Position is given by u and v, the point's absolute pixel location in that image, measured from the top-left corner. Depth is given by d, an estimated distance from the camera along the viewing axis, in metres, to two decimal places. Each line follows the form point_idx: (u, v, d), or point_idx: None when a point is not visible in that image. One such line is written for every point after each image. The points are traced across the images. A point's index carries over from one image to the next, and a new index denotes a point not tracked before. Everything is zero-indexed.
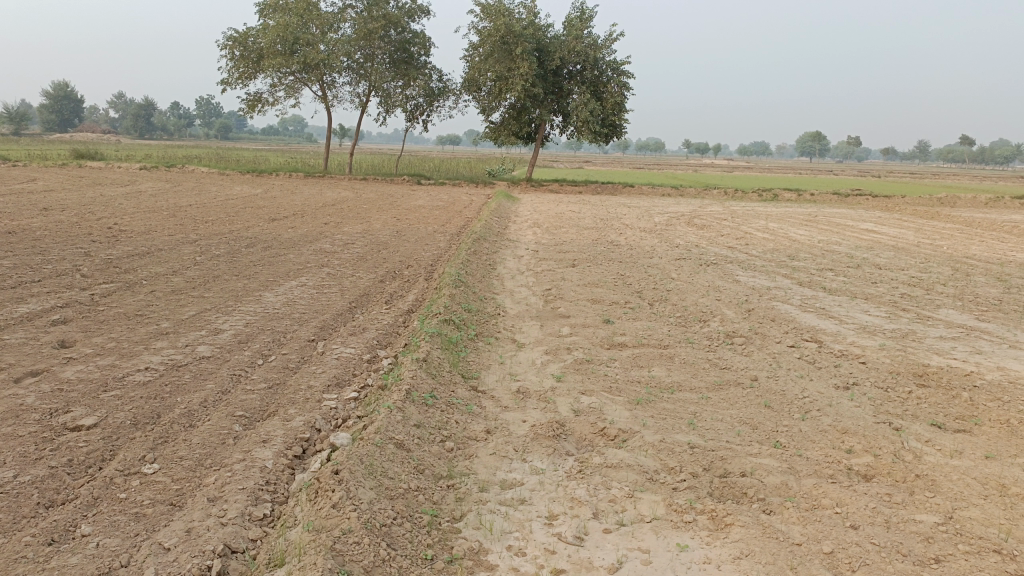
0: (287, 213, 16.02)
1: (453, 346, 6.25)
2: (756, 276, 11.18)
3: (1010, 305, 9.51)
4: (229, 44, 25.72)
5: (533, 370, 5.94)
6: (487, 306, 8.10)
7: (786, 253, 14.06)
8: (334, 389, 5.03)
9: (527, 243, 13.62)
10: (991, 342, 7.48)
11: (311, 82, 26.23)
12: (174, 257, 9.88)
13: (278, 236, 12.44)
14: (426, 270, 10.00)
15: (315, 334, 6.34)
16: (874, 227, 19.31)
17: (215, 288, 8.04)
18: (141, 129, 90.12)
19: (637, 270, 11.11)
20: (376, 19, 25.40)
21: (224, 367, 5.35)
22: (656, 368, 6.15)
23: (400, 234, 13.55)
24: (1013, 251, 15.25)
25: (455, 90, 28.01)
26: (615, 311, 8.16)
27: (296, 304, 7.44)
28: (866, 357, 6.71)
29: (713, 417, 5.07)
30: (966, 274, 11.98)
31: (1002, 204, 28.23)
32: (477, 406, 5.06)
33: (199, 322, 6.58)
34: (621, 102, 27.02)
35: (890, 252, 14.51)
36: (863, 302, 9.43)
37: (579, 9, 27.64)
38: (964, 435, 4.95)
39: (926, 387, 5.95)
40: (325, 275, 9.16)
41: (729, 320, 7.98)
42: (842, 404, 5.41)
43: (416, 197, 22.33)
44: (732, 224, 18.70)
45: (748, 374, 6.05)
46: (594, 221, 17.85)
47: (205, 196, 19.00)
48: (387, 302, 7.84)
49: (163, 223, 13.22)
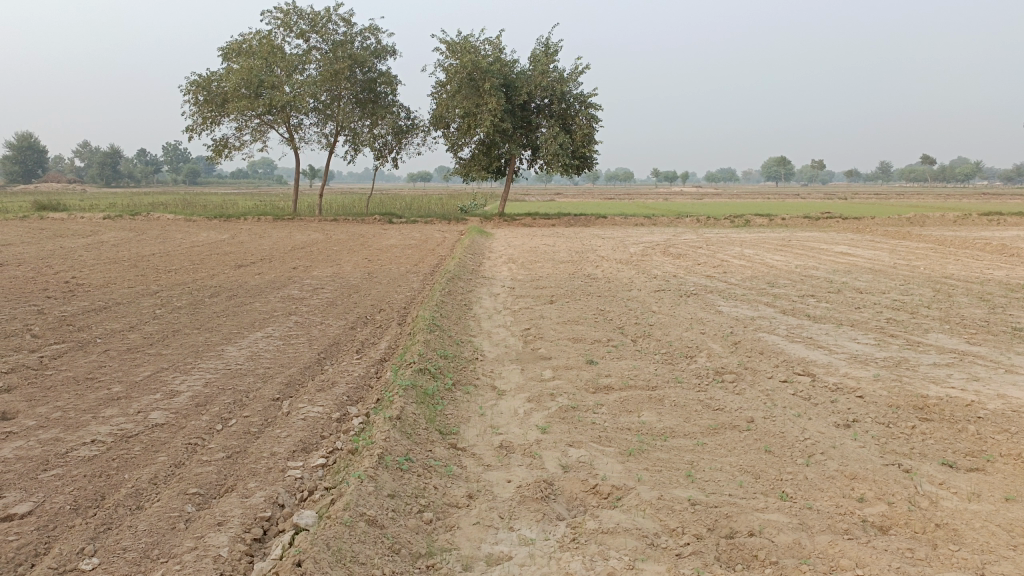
0: (254, 258, 15.57)
1: (429, 399, 5.84)
2: (738, 306, 10.93)
3: (997, 326, 9.34)
4: (192, 89, 25.34)
5: (516, 422, 5.54)
6: (463, 350, 7.71)
7: (765, 280, 13.88)
8: (300, 456, 4.60)
9: (502, 280, 13.28)
10: (987, 367, 7.24)
11: (277, 124, 25.96)
12: (132, 311, 9.41)
13: (245, 283, 12.01)
14: (399, 313, 9.63)
15: (280, 392, 5.90)
16: (848, 250, 19.28)
17: (174, 344, 7.58)
18: (108, 177, 89.14)
19: (616, 304, 10.82)
20: (341, 59, 25.24)
21: (179, 436, 4.90)
22: (647, 412, 5.79)
23: (371, 276, 13.16)
24: (989, 269, 15.24)
25: (423, 127, 27.86)
26: (598, 350, 7.81)
27: (261, 358, 7.00)
28: (862, 391, 6.41)
29: (711, 467, 4.72)
30: (947, 295, 11.86)
31: (969, 222, 28.52)
32: (457, 467, 4.65)
33: (155, 384, 6.12)
34: (591, 134, 27.02)
35: (869, 275, 14.39)
36: (850, 329, 9.19)
37: (544, 44, 27.77)
38: (979, 474, 4.63)
39: (929, 421, 5.65)
40: (293, 324, 8.73)
41: (716, 355, 7.65)
42: (846, 445, 5.08)
43: (387, 236, 22.02)
44: (707, 252, 18.60)
45: (743, 416, 5.70)
46: (569, 254, 17.58)
47: (170, 244, 18.52)
48: (358, 352, 7.41)
49: (123, 275, 12.74)
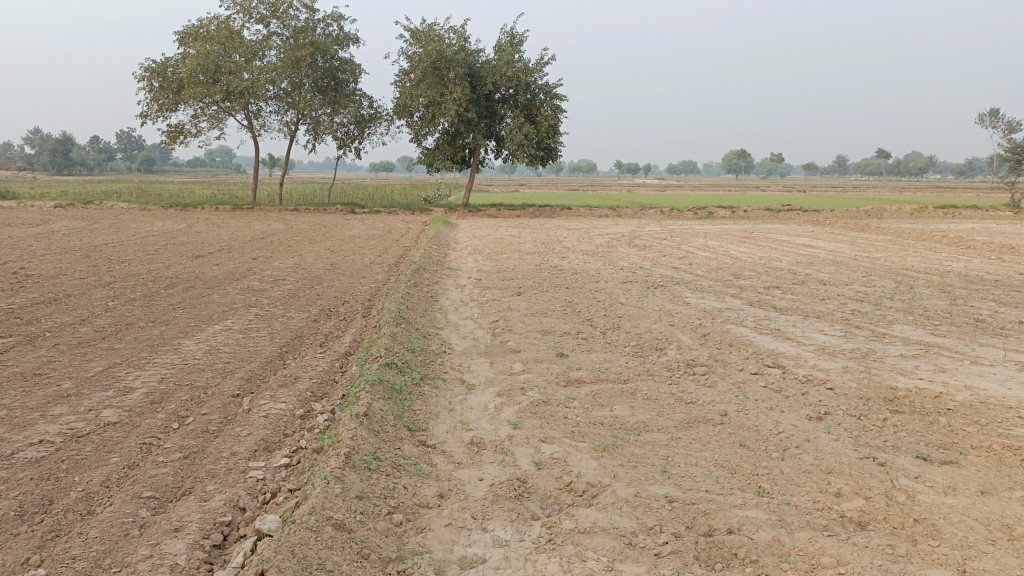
0: (212, 248, 15.16)
1: (397, 394, 5.66)
2: (705, 297, 10.92)
3: (960, 317, 9.44)
4: (146, 74, 24.60)
5: (487, 417, 5.40)
6: (431, 343, 7.54)
7: (730, 271, 13.91)
8: (261, 456, 4.40)
9: (468, 271, 13.10)
10: (953, 359, 7.30)
11: (236, 112, 25.35)
12: (84, 303, 9.04)
13: (203, 274, 11.64)
14: (364, 305, 9.41)
15: (240, 388, 5.66)
16: (810, 241, 19.47)
17: (129, 338, 7.28)
18: (60, 165, 86.59)
19: (584, 295, 10.72)
20: (302, 46, 24.70)
21: (133, 436, 4.67)
22: (619, 406, 5.69)
23: (334, 268, 12.89)
24: (947, 261, 15.48)
25: (386, 116, 27.47)
26: (568, 342, 7.70)
27: (221, 353, 6.75)
28: (832, 383, 6.39)
29: (686, 462, 4.63)
30: (909, 287, 12.00)
31: (925, 215, 29.05)
32: (427, 465, 4.50)
33: (108, 380, 5.84)
34: (555, 125, 26.89)
35: (831, 267, 14.53)
36: (817, 321, 9.21)
37: (509, 33, 27.49)
38: (953, 467, 4.62)
39: (900, 413, 5.64)
40: (254, 316, 8.47)
41: (686, 347, 7.58)
42: (820, 438, 5.04)
43: (350, 227, 21.69)
44: (672, 244, 18.64)
45: (716, 409, 5.63)
46: (534, 245, 17.47)
47: (123, 233, 17.94)
48: (321, 345, 7.19)
49: (74, 266, 12.27)
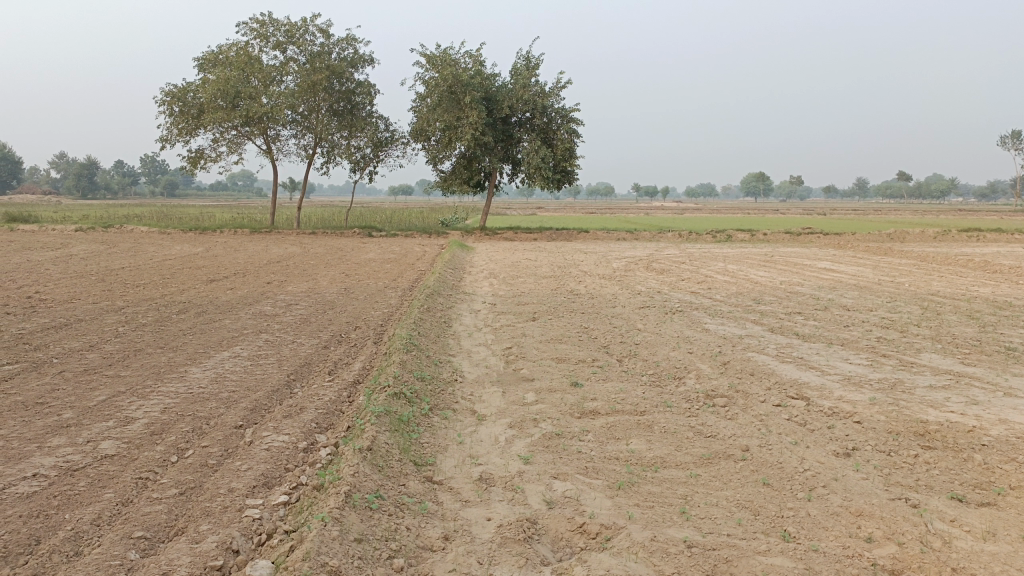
0: (227, 272, 15.11)
1: (404, 426, 5.46)
2: (725, 323, 10.66)
3: (990, 345, 9.12)
4: (167, 100, 24.83)
5: (496, 451, 5.18)
6: (442, 372, 7.35)
7: (751, 296, 13.63)
8: (260, 493, 4.22)
9: (483, 296, 12.92)
10: (985, 389, 6.99)
11: (255, 136, 25.53)
12: (94, 329, 8.95)
13: (216, 299, 11.55)
14: (376, 331, 9.25)
15: (243, 419, 5.48)
16: (831, 266, 19.14)
17: (135, 364, 7.15)
18: (84, 189, 87.75)
19: (601, 321, 10.50)
20: (318, 70, 24.86)
21: (130, 470, 4.50)
22: (635, 440, 5.45)
23: (348, 292, 12.77)
24: (974, 286, 15.10)
25: (403, 139, 27.53)
26: (582, 371, 7.47)
27: (227, 381, 6.60)
28: (859, 415, 6.12)
29: (706, 502, 4.38)
30: (936, 313, 11.67)
31: (950, 238, 28.60)
32: (432, 503, 4.29)
33: (109, 410, 5.68)
34: (572, 148, 26.82)
35: (854, 292, 14.20)
36: (841, 349, 8.91)
37: (525, 57, 27.55)
38: (991, 509, 4.34)
39: (932, 449, 5.36)
40: (263, 343, 8.33)
41: (705, 377, 7.33)
42: (848, 477, 4.77)
43: (367, 250, 21.63)
44: (691, 268, 18.40)
45: (738, 444, 5.37)
46: (551, 269, 17.27)
47: (140, 257, 17.98)
48: (330, 373, 7.02)
49: (88, 290, 12.23)
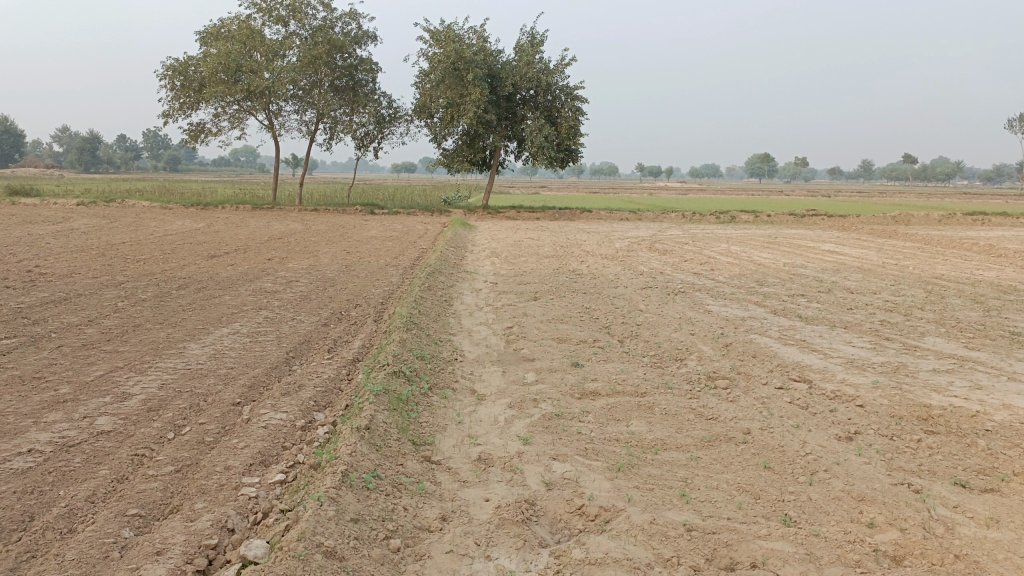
0: (228, 248, 15.04)
1: (403, 405, 5.42)
2: (727, 305, 10.59)
3: (994, 330, 9.05)
4: (169, 74, 24.63)
5: (496, 431, 5.13)
6: (442, 350, 7.31)
7: (754, 278, 13.55)
8: (256, 471, 4.18)
9: (484, 275, 12.85)
10: (989, 374, 6.94)
11: (256, 111, 25.36)
12: (93, 303, 8.91)
13: (216, 275, 11.50)
14: (376, 309, 9.20)
15: (241, 396, 5.44)
16: (835, 248, 19.02)
17: (134, 340, 7.11)
18: (86, 164, 87.51)
19: (603, 301, 10.44)
20: (320, 44, 24.62)
21: (126, 446, 4.46)
22: (635, 422, 5.41)
23: (349, 269, 12.71)
24: (979, 270, 14.99)
25: (406, 116, 27.33)
26: (584, 351, 7.42)
27: (225, 358, 6.55)
28: (862, 399, 6.07)
29: (707, 485, 4.34)
30: (940, 296, 11.59)
31: (954, 221, 28.42)
32: (430, 484, 4.25)
33: (106, 385, 5.64)
34: (576, 127, 26.61)
35: (858, 274, 14.12)
36: (844, 332, 8.85)
37: (530, 34, 27.25)
38: (994, 496, 4.30)
39: (935, 434, 5.31)
40: (263, 319, 8.29)
41: (707, 358, 7.28)
42: (850, 461, 4.73)
43: (368, 228, 21.51)
44: (693, 249, 18.30)
45: (739, 426, 5.33)
46: (553, 248, 17.18)
47: (141, 232, 17.93)
48: (329, 351, 6.97)
49: (89, 264, 12.20)
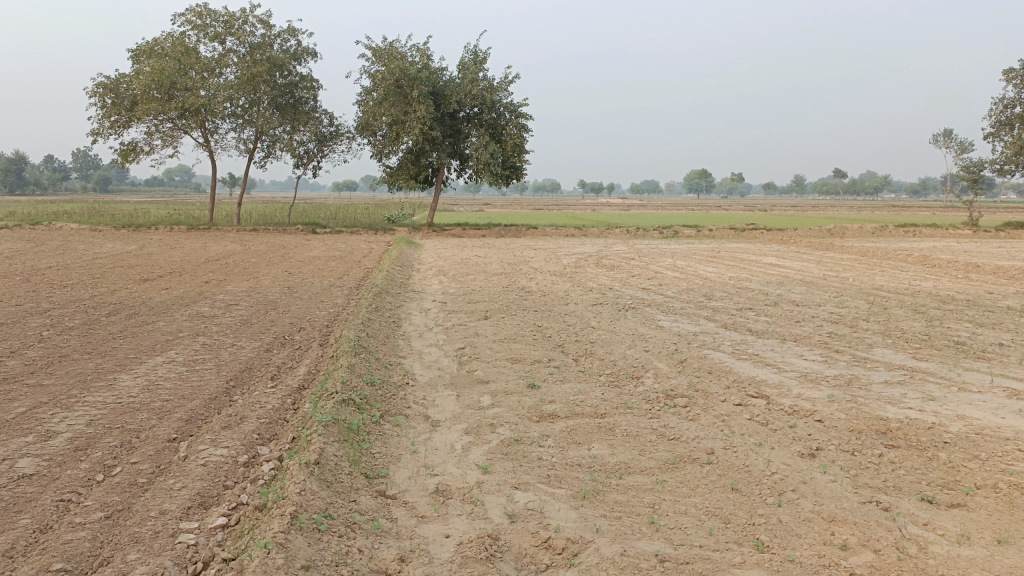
0: (163, 271, 14.44)
1: (353, 436, 5.14)
2: (678, 320, 10.56)
3: (939, 340, 9.21)
4: (98, 91, 23.72)
5: (453, 460, 4.90)
6: (393, 375, 7.03)
7: (701, 292, 13.63)
8: (195, 515, 3.85)
9: (432, 294, 12.60)
10: (939, 385, 7.00)
11: (191, 129, 24.65)
12: (16, 333, 8.35)
13: (150, 300, 10.98)
14: (321, 332, 8.87)
15: (178, 431, 5.08)
16: (777, 261, 19.33)
17: (60, 372, 6.64)
18: (12, 185, 84.04)
19: (554, 319, 10.29)
20: (258, 62, 24.11)
21: (50, 491, 4.08)
22: (597, 444, 5.24)
23: (292, 291, 12.30)
24: (916, 280, 15.40)
25: (347, 134, 26.94)
26: (539, 371, 7.23)
27: (160, 389, 6.15)
28: (820, 414, 6.02)
29: (675, 510, 4.18)
30: (882, 307, 11.81)
31: (887, 233, 29.32)
32: (385, 521, 3.99)
33: (29, 423, 5.21)
34: (520, 144, 26.60)
35: (802, 287, 14.34)
36: (795, 345, 8.87)
37: (473, 51, 27.20)
38: (962, 511, 4.25)
39: (895, 448, 5.28)
40: (201, 346, 7.88)
41: (664, 376, 7.18)
42: (817, 479, 4.64)
43: (311, 247, 21.04)
44: (640, 263, 18.41)
45: (702, 446, 5.21)
46: (500, 266, 17.03)
47: (69, 256, 17.11)
48: (272, 379, 6.62)
49: (11, 291, 11.50)
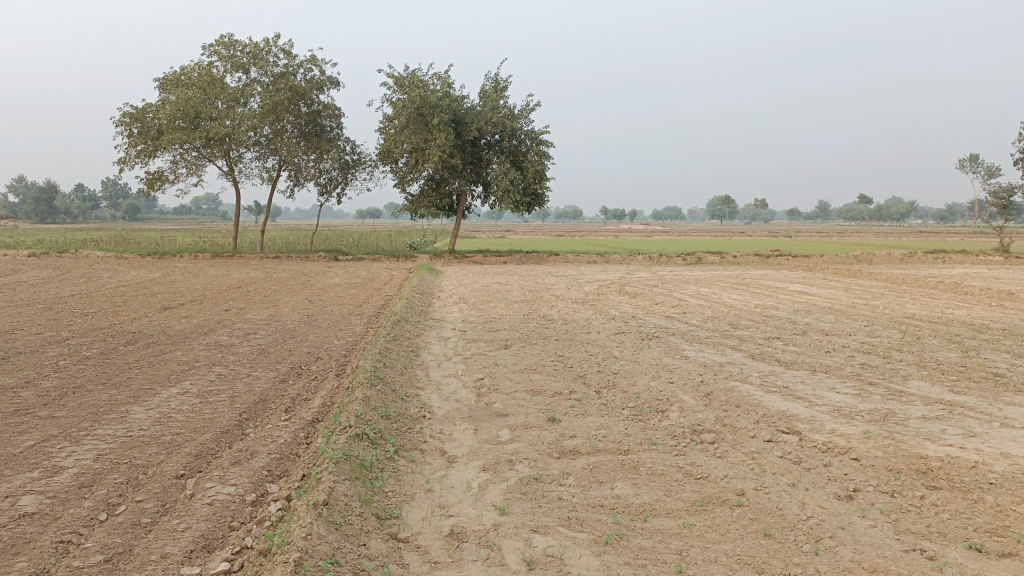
0: (184, 299, 14.42)
1: (365, 473, 4.94)
2: (703, 350, 10.29)
3: (977, 372, 8.85)
4: (125, 120, 24.04)
5: (470, 500, 4.68)
6: (409, 407, 6.84)
7: (727, 321, 13.34)
8: (197, 560, 3.67)
9: (452, 322, 12.45)
10: (980, 420, 6.67)
11: (216, 158, 24.89)
12: (33, 362, 8.29)
13: (168, 329, 10.91)
14: (338, 363, 8.71)
15: (186, 467, 4.92)
16: (804, 288, 18.97)
17: (72, 404, 6.52)
18: (44, 214, 85.51)
19: (576, 348, 10.06)
20: (283, 91, 24.36)
21: (50, 532, 3.91)
22: (620, 483, 5.00)
23: (311, 320, 12.18)
24: (949, 308, 14.99)
25: (370, 161, 27.10)
26: (560, 404, 6.99)
27: (172, 422, 6.00)
28: (856, 451, 5.73)
29: (704, 558, 3.93)
30: (915, 336, 11.45)
31: (915, 259, 28.80)
32: (397, 567, 3.78)
33: (36, 458, 5.07)
34: (542, 171, 26.55)
35: (831, 315, 14.00)
36: (826, 377, 8.56)
37: (494, 80, 27.32)
38: (1014, 561, 3.95)
39: (938, 490, 4.98)
40: (216, 377, 7.75)
41: (690, 410, 6.91)
42: (855, 525, 4.36)
43: (333, 275, 20.99)
44: (663, 291, 18.15)
45: (731, 487, 4.95)
46: (522, 293, 16.85)
47: (93, 284, 17.17)
48: (286, 412, 6.45)
49: (33, 319, 11.51)
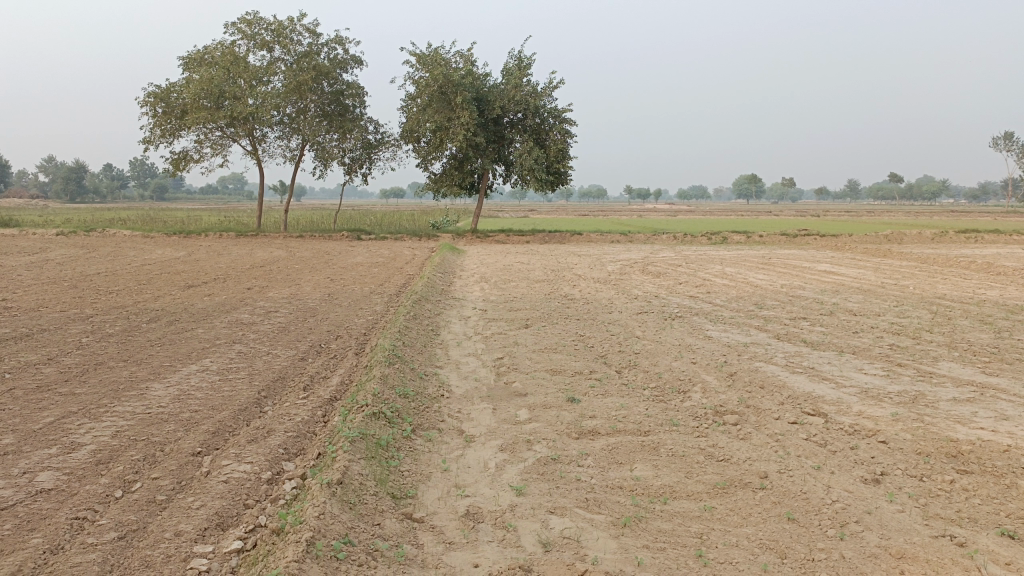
0: (207, 278, 14.47)
1: (381, 453, 4.89)
2: (727, 330, 10.11)
3: (1010, 353, 8.61)
4: (150, 100, 24.16)
5: (486, 480, 4.62)
6: (428, 386, 6.78)
7: (752, 300, 13.12)
8: (210, 538, 3.65)
9: (473, 301, 12.37)
10: (1013, 403, 6.47)
11: (240, 137, 24.95)
12: (56, 339, 8.34)
13: (191, 306, 10.94)
14: (357, 341, 8.67)
15: (203, 445, 4.91)
16: (831, 268, 18.62)
17: (93, 381, 6.54)
18: (73, 194, 86.55)
19: (597, 328, 9.94)
20: (306, 70, 24.30)
21: (66, 508, 3.90)
22: (640, 465, 4.91)
23: (332, 298, 12.17)
24: (981, 288, 14.62)
25: (393, 141, 27.01)
26: (579, 385, 6.89)
27: (190, 399, 6.00)
28: (884, 434, 5.58)
29: (725, 542, 3.83)
30: (947, 317, 11.16)
31: (947, 239, 28.18)
32: (410, 548, 3.73)
33: (55, 434, 5.08)
34: (565, 149, 26.30)
35: (859, 295, 13.71)
36: (853, 358, 8.36)
37: (517, 57, 27.04)
38: None
39: (969, 474, 4.83)
40: (236, 355, 7.75)
41: (713, 390, 6.78)
42: (882, 510, 4.23)
43: (355, 254, 20.97)
44: (687, 270, 17.93)
45: (754, 469, 4.83)
46: (543, 272, 16.73)
47: (118, 262, 17.32)
48: (304, 390, 6.42)
49: (58, 297, 11.60)
